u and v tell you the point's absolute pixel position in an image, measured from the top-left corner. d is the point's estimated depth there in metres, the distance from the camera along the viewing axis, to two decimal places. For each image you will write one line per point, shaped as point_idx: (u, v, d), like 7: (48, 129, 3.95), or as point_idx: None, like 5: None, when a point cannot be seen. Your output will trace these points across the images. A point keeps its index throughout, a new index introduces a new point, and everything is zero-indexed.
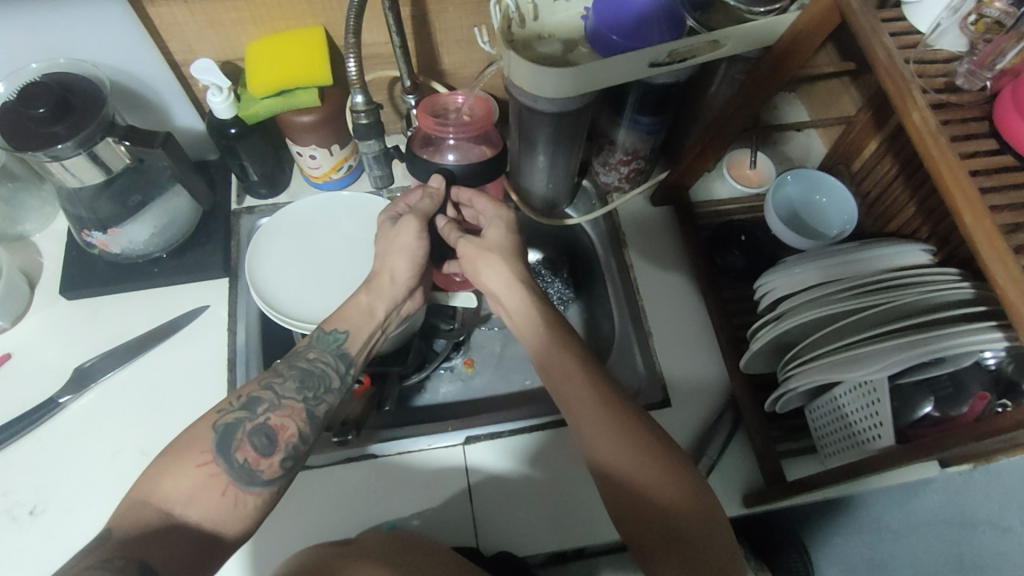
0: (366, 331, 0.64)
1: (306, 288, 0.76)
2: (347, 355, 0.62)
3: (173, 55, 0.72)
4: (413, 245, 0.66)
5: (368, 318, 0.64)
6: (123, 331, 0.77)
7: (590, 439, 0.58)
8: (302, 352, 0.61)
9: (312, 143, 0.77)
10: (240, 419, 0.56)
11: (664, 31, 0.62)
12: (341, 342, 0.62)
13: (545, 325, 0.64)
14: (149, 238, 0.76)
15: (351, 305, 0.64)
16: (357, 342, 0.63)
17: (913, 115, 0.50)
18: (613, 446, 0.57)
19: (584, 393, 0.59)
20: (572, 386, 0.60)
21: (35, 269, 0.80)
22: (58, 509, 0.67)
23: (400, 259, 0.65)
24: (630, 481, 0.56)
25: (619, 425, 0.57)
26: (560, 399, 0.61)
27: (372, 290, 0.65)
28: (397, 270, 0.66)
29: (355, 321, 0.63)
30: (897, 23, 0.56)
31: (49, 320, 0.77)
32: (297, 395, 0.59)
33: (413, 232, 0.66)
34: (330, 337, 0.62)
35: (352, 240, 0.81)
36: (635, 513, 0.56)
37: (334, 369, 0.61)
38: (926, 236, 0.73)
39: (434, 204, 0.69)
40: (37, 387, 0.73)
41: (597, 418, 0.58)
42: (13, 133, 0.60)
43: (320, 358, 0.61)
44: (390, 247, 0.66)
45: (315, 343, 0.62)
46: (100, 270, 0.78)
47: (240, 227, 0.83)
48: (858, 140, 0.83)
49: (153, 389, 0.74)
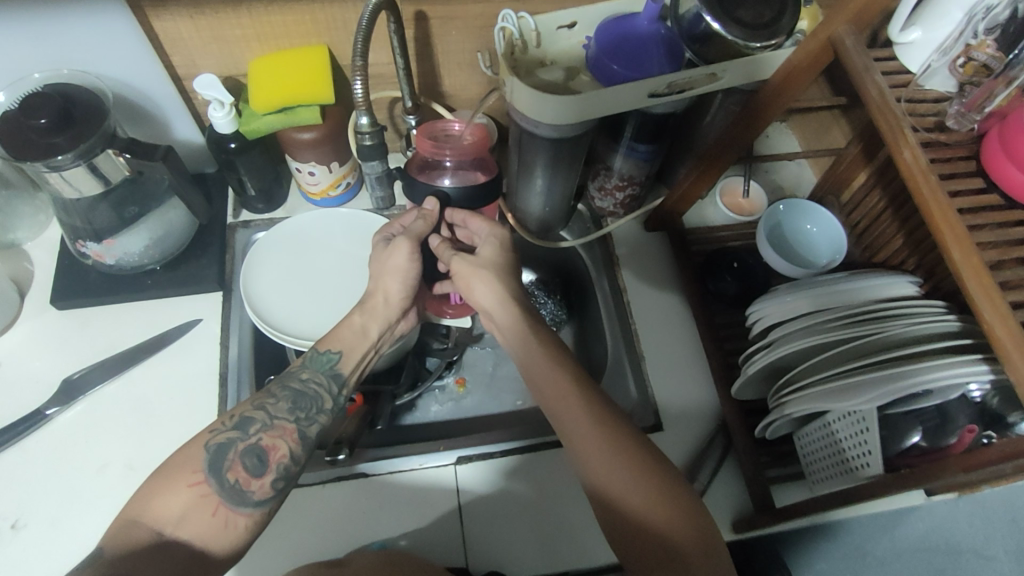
0: (359, 351, 0.64)
1: (301, 304, 0.77)
2: (340, 376, 0.62)
3: (177, 69, 0.73)
4: (405, 267, 0.64)
5: (361, 339, 0.64)
6: (113, 342, 0.76)
7: (587, 459, 0.58)
8: (295, 372, 0.61)
9: (311, 160, 0.77)
10: (232, 439, 0.56)
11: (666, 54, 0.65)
12: (335, 362, 0.62)
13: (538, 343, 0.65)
14: (144, 250, 0.76)
15: (345, 326, 0.64)
16: (350, 362, 0.63)
17: (904, 152, 0.52)
18: (608, 467, 0.57)
19: (580, 414, 0.59)
20: (570, 406, 0.60)
21: (25, 278, 0.79)
22: (40, 526, 0.66)
23: (392, 281, 0.65)
24: (627, 506, 0.56)
25: (621, 450, 0.57)
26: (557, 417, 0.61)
27: (365, 311, 0.65)
28: (390, 290, 0.65)
29: (348, 342, 0.63)
30: (888, 64, 0.59)
31: (38, 329, 0.76)
32: (290, 415, 0.59)
33: (404, 254, 0.64)
34: (324, 358, 0.62)
35: (349, 258, 0.81)
36: (632, 533, 0.56)
37: (326, 390, 0.61)
38: (913, 267, 0.76)
39: (427, 225, 0.67)
40: (24, 398, 0.72)
41: (594, 437, 0.58)
42: (13, 143, 0.60)
43: (312, 378, 0.61)
44: (383, 268, 0.65)
45: (309, 363, 0.61)
46: (93, 280, 0.77)
47: (236, 242, 0.83)
48: (847, 172, 0.85)
49: (143, 403, 0.73)
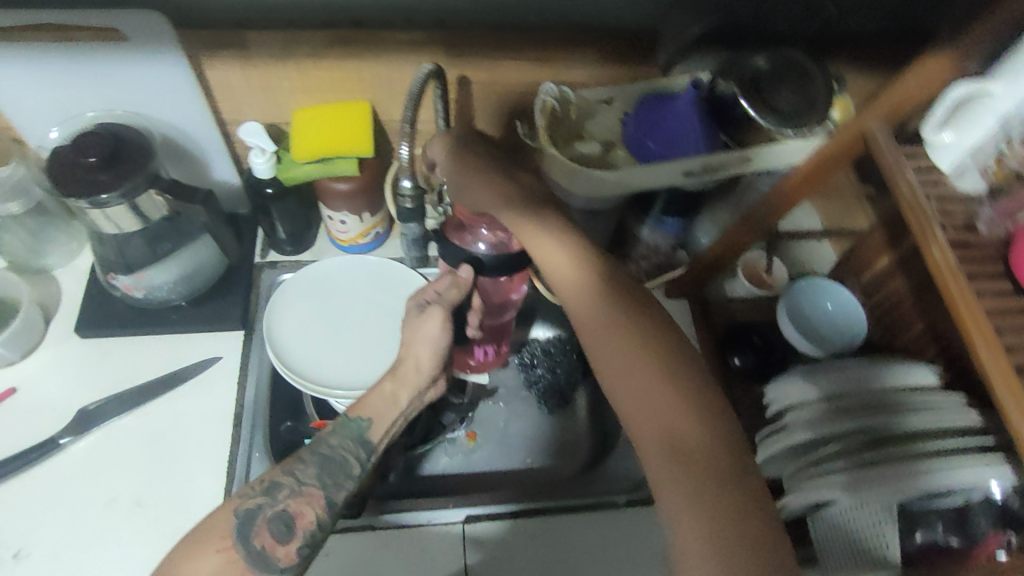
0: (388, 419, 0.63)
1: (322, 350, 0.77)
2: (370, 442, 0.61)
3: (223, 114, 0.75)
4: (438, 336, 0.64)
5: (390, 407, 0.63)
6: (131, 374, 0.76)
7: (626, 410, 0.49)
8: (324, 438, 0.60)
9: (343, 210, 0.79)
10: (260, 505, 0.55)
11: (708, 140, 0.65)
12: (364, 430, 0.61)
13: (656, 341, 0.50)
14: (173, 286, 0.77)
15: (375, 393, 0.63)
16: (380, 431, 0.62)
17: (933, 251, 0.53)
18: (626, 360, 0.49)
19: (628, 364, 0.49)
20: (654, 388, 0.48)
21: (53, 304, 0.80)
22: (40, 561, 0.65)
23: (423, 349, 0.64)
24: (628, 409, 0.49)
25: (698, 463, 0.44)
26: (636, 402, 0.48)
27: (396, 379, 0.64)
28: (422, 358, 0.64)
29: (378, 409, 0.63)
30: (920, 161, 0.60)
31: (60, 356, 0.77)
32: (317, 481, 0.58)
33: (438, 323, 0.64)
34: (354, 424, 0.61)
35: (372, 306, 0.81)
36: (651, 424, 0.47)
37: (355, 457, 0.60)
38: (933, 356, 0.76)
39: (462, 294, 0.67)
40: (39, 425, 0.72)
41: (631, 351, 0.50)
42: (62, 178, 0.61)
43: (341, 445, 0.60)
44: (415, 336, 0.65)
45: (338, 429, 0.61)
46: (119, 312, 0.78)
47: (261, 282, 0.84)
48: (871, 254, 0.85)
49: (156, 438, 0.73)
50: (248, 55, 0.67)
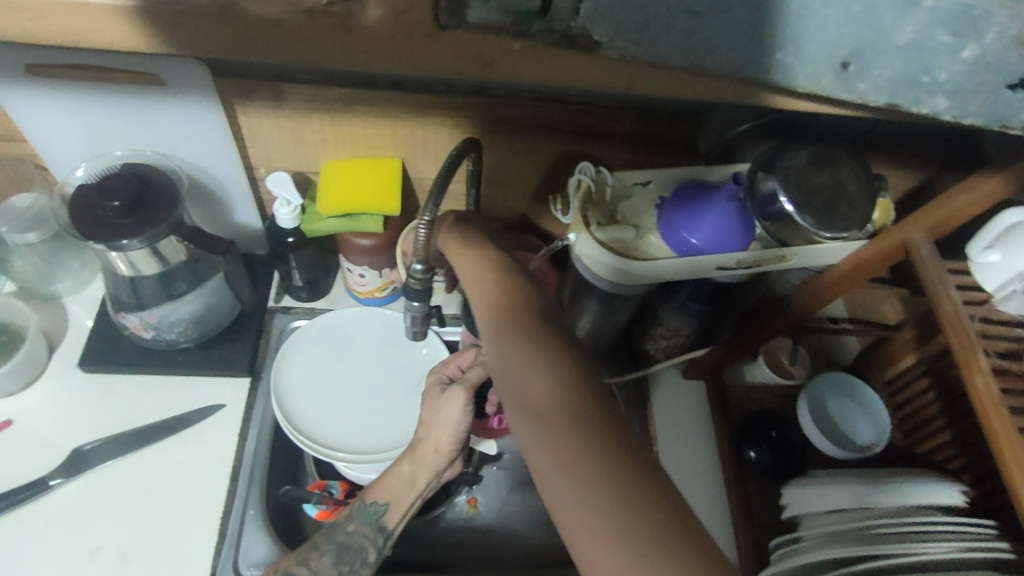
0: (405, 502, 0.63)
1: (328, 408, 0.75)
2: (386, 528, 0.61)
3: (250, 159, 0.74)
4: (458, 419, 0.63)
5: (407, 488, 0.63)
6: (130, 415, 0.74)
7: (515, 425, 0.43)
8: (341, 525, 0.61)
9: (363, 263, 0.78)
10: None
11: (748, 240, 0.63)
12: (381, 514, 0.62)
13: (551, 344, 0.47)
14: (182, 328, 0.75)
15: (393, 474, 0.63)
16: (396, 514, 0.62)
17: (976, 380, 0.51)
18: (529, 373, 0.44)
19: (531, 373, 0.44)
20: (528, 386, 0.43)
21: (58, 333, 0.78)
22: None
23: (444, 431, 0.63)
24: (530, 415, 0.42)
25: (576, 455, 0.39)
26: (515, 401, 0.44)
27: (415, 459, 0.63)
28: (441, 439, 0.63)
29: (394, 492, 0.63)
30: (964, 278, 0.58)
31: (60, 390, 0.75)
32: (332, 570, 0.59)
33: (459, 407, 0.62)
34: (370, 509, 0.62)
35: (382, 364, 0.79)
36: (545, 438, 0.40)
37: (371, 544, 0.61)
38: (961, 466, 0.73)
39: (484, 372, 0.65)
40: (32, 463, 0.70)
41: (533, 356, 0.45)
42: (84, 222, 0.60)
43: (358, 530, 0.61)
44: (435, 416, 0.64)
45: (355, 515, 0.61)
46: (125, 349, 0.76)
47: (272, 326, 0.82)
48: (897, 352, 0.82)
49: (148, 485, 0.70)
50: (281, 104, 0.66)
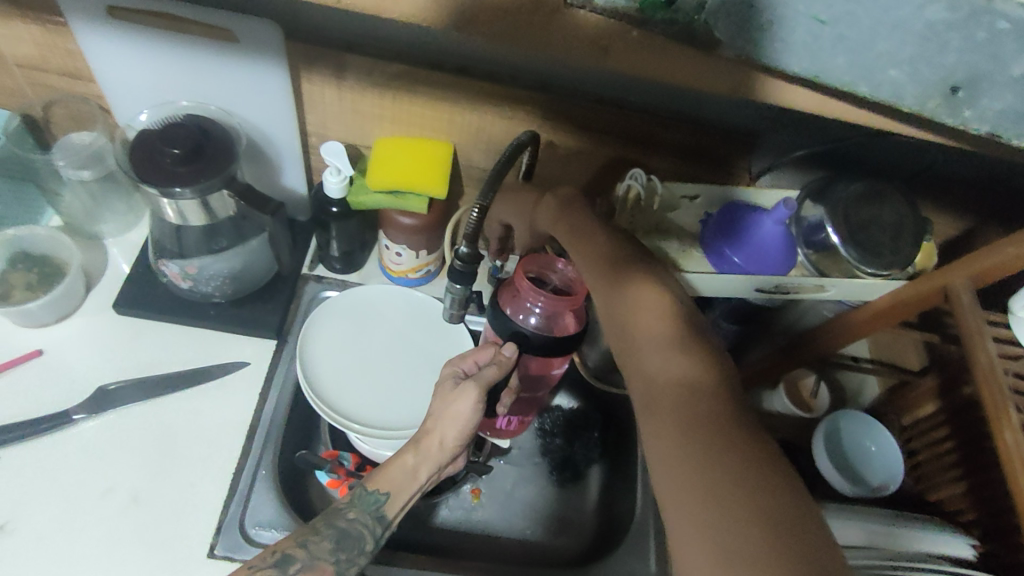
0: (406, 493, 0.61)
1: (351, 380, 0.75)
2: (385, 518, 0.59)
3: (307, 126, 0.75)
4: (467, 414, 0.62)
5: (409, 480, 0.62)
6: (156, 361, 0.75)
7: (643, 401, 0.44)
8: (342, 510, 0.59)
9: (402, 242, 0.78)
10: None
11: (787, 266, 0.62)
12: (381, 504, 0.60)
13: (705, 334, 0.46)
14: (219, 283, 0.76)
15: (396, 464, 0.61)
16: (397, 504, 0.60)
17: (1005, 436, 0.51)
18: (652, 346, 0.46)
19: (655, 341, 0.46)
20: (650, 361, 0.45)
21: (97, 272, 0.80)
22: (26, 538, 0.64)
23: (450, 427, 0.62)
24: (654, 381, 0.44)
25: (687, 468, 0.38)
26: (642, 381, 0.45)
27: (418, 451, 0.62)
28: (447, 436, 0.62)
29: (397, 483, 0.61)
30: (1004, 330, 0.58)
31: (92, 328, 0.76)
32: (330, 555, 0.56)
33: (470, 402, 0.62)
34: (371, 498, 0.60)
35: (406, 343, 0.80)
36: (667, 410, 0.42)
37: (370, 533, 0.58)
38: (971, 520, 0.73)
39: (500, 372, 0.64)
40: (57, 395, 0.72)
41: (659, 331, 0.47)
42: (144, 166, 0.61)
43: (358, 518, 0.59)
44: (444, 411, 0.63)
45: (355, 502, 0.59)
46: (160, 296, 0.78)
47: (304, 293, 0.83)
48: (918, 399, 0.82)
49: (166, 432, 0.71)
50: (344, 74, 0.67)
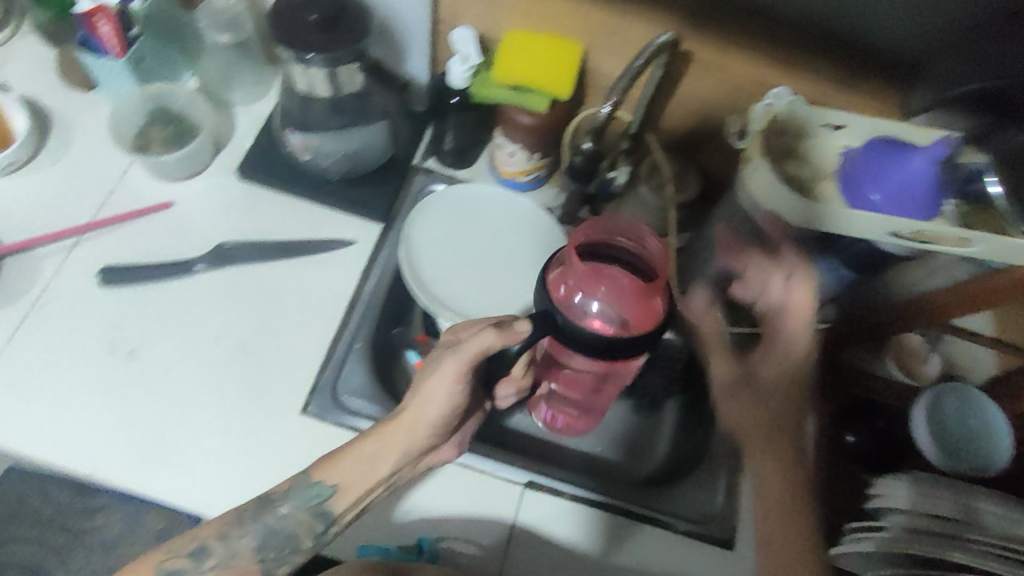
0: (358, 489, 0.58)
1: (448, 271, 0.76)
2: (328, 512, 0.58)
3: (440, 9, 0.74)
4: (448, 393, 0.57)
5: (367, 472, 0.58)
6: (270, 227, 0.79)
7: (755, 454, 0.62)
8: (273, 504, 0.58)
9: (517, 142, 0.76)
10: (182, 568, 0.56)
11: (931, 209, 0.57)
12: (323, 498, 0.58)
13: (796, 431, 0.61)
14: (337, 159, 0.78)
15: (351, 455, 0.58)
16: (345, 497, 0.58)
17: None
18: (770, 443, 0.61)
19: (765, 447, 0.61)
20: (758, 469, 0.61)
21: (225, 136, 0.83)
22: (147, 365, 0.71)
23: (427, 407, 0.57)
24: (749, 442, 0.62)
25: (786, 526, 0.59)
26: (760, 475, 0.61)
27: (380, 438, 0.58)
28: (426, 414, 0.57)
29: (347, 477, 0.58)
30: None
31: (217, 187, 0.80)
32: (255, 554, 0.57)
33: (447, 383, 0.56)
34: (312, 491, 0.58)
35: (504, 245, 0.79)
36: (785, 482, 0.60)
37: (307, 526, 0.58)
38: None
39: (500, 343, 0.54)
40: (181, 244, 0.77)
41: (766, 432, 0.61)
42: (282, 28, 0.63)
43: (293, 513, 0.58)
44: (420, 393, 0.58)
45: (292, 495, 0.58)
46: (280, 166, 0.80)
47: (413, 182, 0.83)
48: None
49: (273, 293, 0.76)
50: None
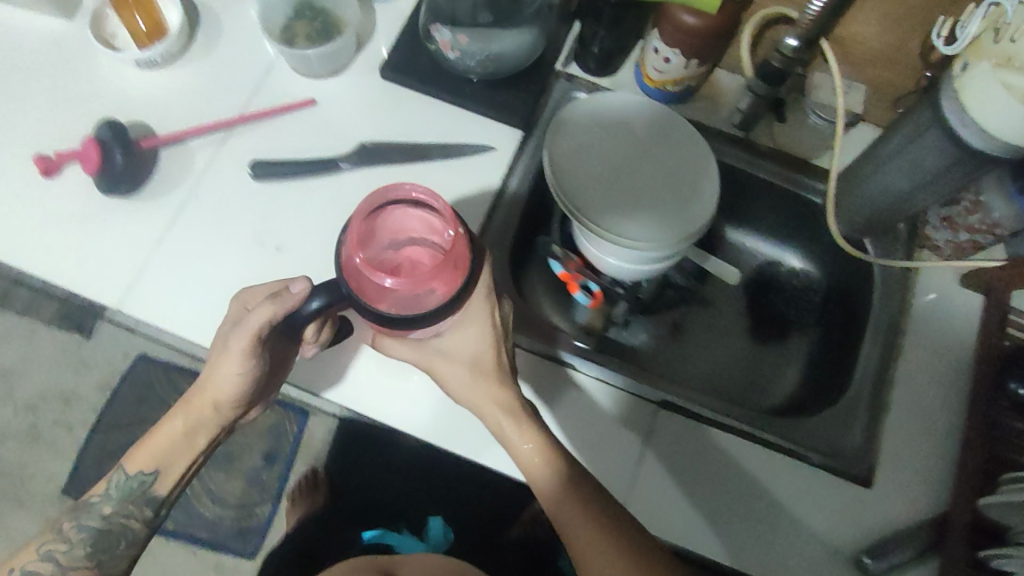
0: (174, 462, 0.64)
1: (590, 181, 0.73)
2: (154, 497, 0.64)
3: None
4: (245, 361, 0.58)
5: (186, 438, 0.64)
6: (411, 128, 0.78)
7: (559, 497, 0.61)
8: (98, 509, 0.64)
9: (674, 45, 0.72)
10: (58, 548, 0.63)
11: None
12: (145, 486, 0.64)
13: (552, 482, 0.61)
14: (481, 61, 0.75)
15: (158, 436, 0.64)
16: (166, 479, 0.64)
17: None
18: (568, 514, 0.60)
19: (572, 514, 0.60)
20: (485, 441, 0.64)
21: (367, 34, 0.82)
22: (293, 260, 0.73)
23: (219, 381, 0.59)
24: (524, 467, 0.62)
25: (568, 499, 0.60)
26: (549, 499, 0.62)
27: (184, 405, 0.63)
28: (219, 377, 0.59)
29: (156, 460, 0.64)
30: None
31: (359, 86, 0.80)
32: (86, 560, 0.63)
33: (233, 364, 0.58)
34: (132, 483, 0.64)
35: (648, 158, 0.75)
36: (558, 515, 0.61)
37: (129, 527, 0.64)
38: None
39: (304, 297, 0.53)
40: (325, 142, 0.77)
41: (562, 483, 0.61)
42: None
43: (117, 514, 0.64)
44: (214, 367, 0.60)
45: (114, 492, 0.64)
46: (423, 66, 0.79)
47: (555, 88, 0.81)
48: None
49: None
50: None
